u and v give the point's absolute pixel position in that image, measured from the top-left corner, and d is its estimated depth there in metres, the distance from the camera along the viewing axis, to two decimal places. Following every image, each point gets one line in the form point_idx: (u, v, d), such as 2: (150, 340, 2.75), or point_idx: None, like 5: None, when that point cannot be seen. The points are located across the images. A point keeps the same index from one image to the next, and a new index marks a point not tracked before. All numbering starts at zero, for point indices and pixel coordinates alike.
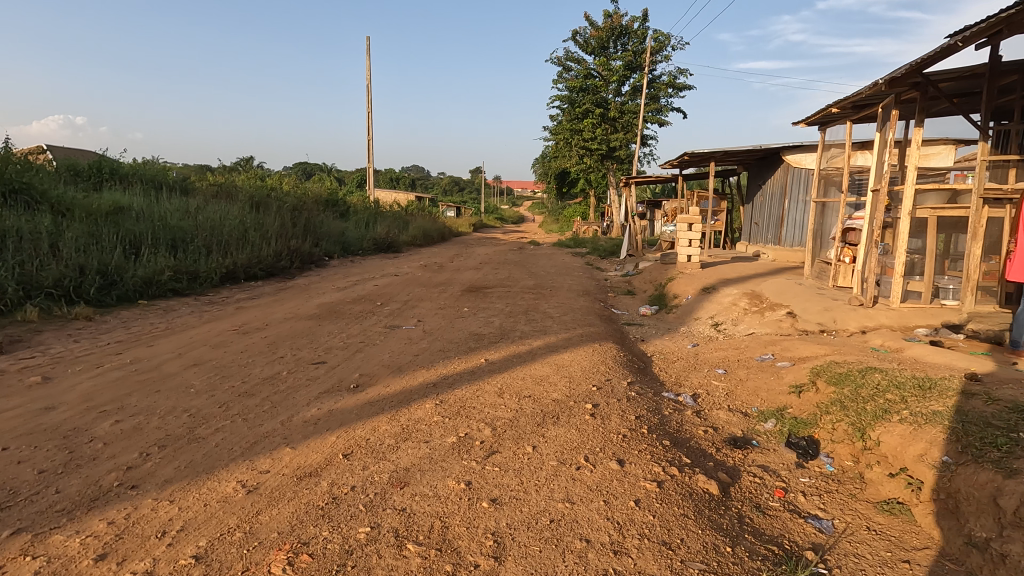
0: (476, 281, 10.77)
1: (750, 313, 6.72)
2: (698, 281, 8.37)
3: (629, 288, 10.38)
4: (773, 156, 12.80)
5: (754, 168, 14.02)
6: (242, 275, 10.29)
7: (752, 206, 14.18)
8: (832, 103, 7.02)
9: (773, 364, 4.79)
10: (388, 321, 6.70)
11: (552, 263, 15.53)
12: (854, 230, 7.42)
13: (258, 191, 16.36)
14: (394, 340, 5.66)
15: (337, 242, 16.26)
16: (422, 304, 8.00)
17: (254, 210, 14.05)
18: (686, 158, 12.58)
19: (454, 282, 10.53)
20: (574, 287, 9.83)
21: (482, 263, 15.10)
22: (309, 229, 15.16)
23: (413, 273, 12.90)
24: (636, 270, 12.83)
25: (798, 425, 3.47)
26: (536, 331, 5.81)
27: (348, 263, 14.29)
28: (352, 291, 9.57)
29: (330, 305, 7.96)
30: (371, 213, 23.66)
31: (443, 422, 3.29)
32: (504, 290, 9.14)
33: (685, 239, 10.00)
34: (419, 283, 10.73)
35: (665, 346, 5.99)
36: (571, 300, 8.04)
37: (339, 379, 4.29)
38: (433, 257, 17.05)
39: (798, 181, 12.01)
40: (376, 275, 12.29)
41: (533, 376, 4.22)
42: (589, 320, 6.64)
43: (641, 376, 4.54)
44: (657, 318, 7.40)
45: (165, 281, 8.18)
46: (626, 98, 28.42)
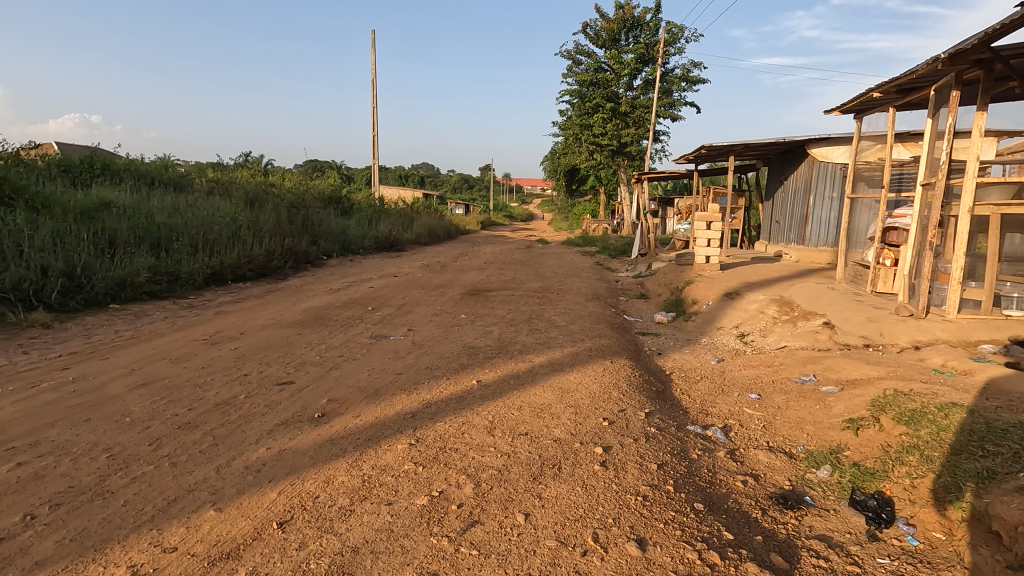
0: (479, 283, 10.10)
1: (780, 323, 5.98)
2: (719, 286, 7.62)
3: (643, 291, 9.65)
4: (797, 150, 11.99)
5: (775, 163, 13.21)
6: (230, 276, 9.68)
7: (773, 203, 13.38)
8: (873, 87, 6.25)
9: (816, 388, 4.08)
10: (376, 330, 6.05)
11: (560, 263, 14.80)
12: (896, 230, 6.65)
13: (255, 187, 15.78)
14: (377, 354, 5.00)
15: (337, 241, 15.63)
16: (417, 309, 7.34)
17: (249, 207, 13.45)
18: (704, 152, 11.81)
19: (454, 284, 9.86)
20: (583, 290, 9.12)
21: (487, 263, 14.42)
22: (307, 227, 14.54)
23: (413, 273, 12.26)
24: (650, 271, 12.10)
25: (863, 477, 2.77)
26: (539, 344, 5.13)
27: (347, 263, 13.69)
28: (345, 294, 8.93)
29: (317, 310, 7.32)
30: (374, 211, 23.06)
31: (415, 473, 2.62)
32: (508, 294, 8.45)
33: (703, 239, 9.17)
34: (418, 285, 10.08)
35: (685, 361, 5.28)
36: (580, 306, 7.34)
37: (302, 408, 3.62)
38: (437, 256, 16.41)
39: (825, 177, 11.22)
40: (374, 276, 11.68)
41: (533, 405, 3.53)
42: (599, 329, 5.95)
43: (661, 404, 3.84)
44: (674, 326, 6.69)
45: (140, 283, 7.58)
46: (638, 92, 27.59)
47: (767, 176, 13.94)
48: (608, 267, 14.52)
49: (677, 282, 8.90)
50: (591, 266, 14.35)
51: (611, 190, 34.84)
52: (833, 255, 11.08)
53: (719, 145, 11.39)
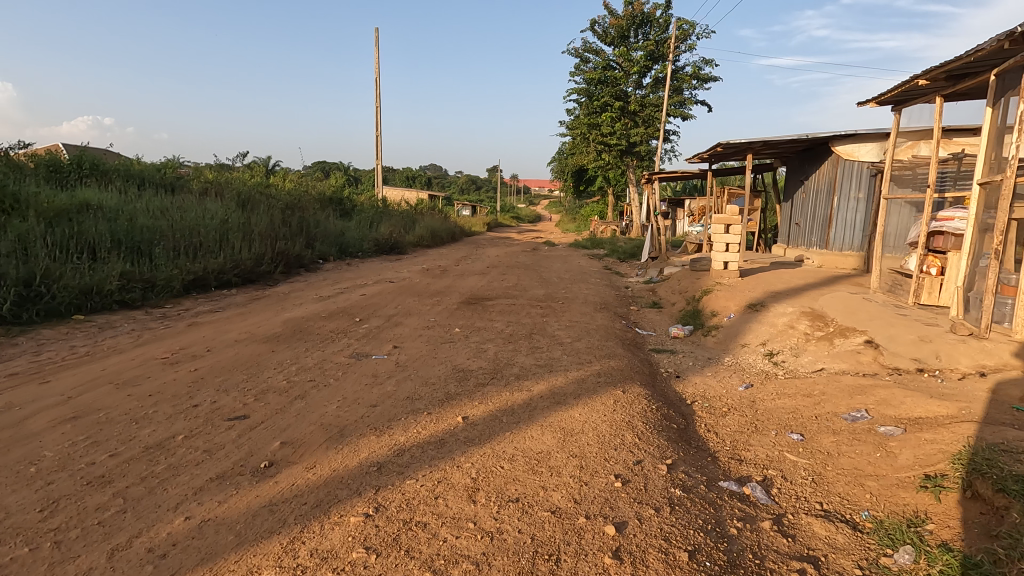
0: (479, 289, 9.46)
1: (814, 340, 5.29)
2: (740, 295, 6.93)
3: (655, 299, 8.96)
4: (819, 148, 11.27)
5: (794, 162, 12.47)
6: (213, 283, 9.08)
7: (792, 204, 12.66)
8: (919, 74, 5.55)
9: (870, 428, 3.40)
10: (359, 347, 5.43)
11: (566, 267, 14.12)
12: (942, 235, 5.95)
13: (250, 188, 15.21)
14: (353, 378, 4.35)
15: (334, 244, 15.03)
16: (407, 321, 6.70)
17: (241, 209, 12.86)
18: (720, 150, 11.10)
19: (452, 292, 9.21)
20: (591, 298, 8.45)
21: (489, 268, 13.77)
22: (303, 230, 13.94)
23: (411, 279, 11.65)
24: (661, 277, 11.39)
25: (963, 569, 2.09)
26: (539, 366, 4.48)
27: (343, 267, 13.10)
28: (334, 303, 8.31)
29: (299, 322, 6.70)
30: (376, 212, 22.46)
31: (365, 568, 1.96)
32: (508, 303, 7.80)
33: (721, 243, 8.51)
34: (414, 291, 9.46)
35: (708, 386, 4.61)
36: (587, 318, 6.67)
37: (247, 455, 2.98)
38: (438, 260, 15.78)
39: (850, 177, 10.52)
40: (369, 281, 11.07)
41: (528, 454, 2.87)
42: (609, 347, 5.28)
43: (685, 450, 3.16)
44: (693, 342, 6.01)
45: (109, 292, 6.98)
46: (647, 91, 26.86)
47: (785, 176, 13.23)
48: (616, 271, 13.82)
49: (693, 290, 8.20)
50: (598, 271, 13.66)
51: (619, 190, 34.12)
52: (858, 261, 10.39)
53: (736, 143, 10.67)
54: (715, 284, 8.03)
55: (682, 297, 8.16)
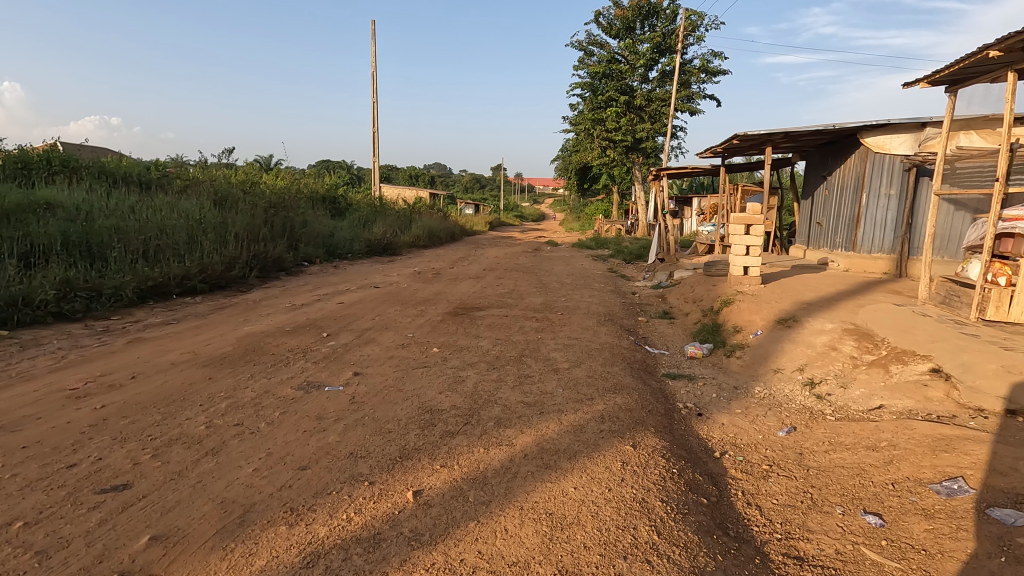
0: (470, 297, 8.56)
1: (864, 368, 4.36)
2: (767, 306, 5.99)
3: (666, 309, 8.04)
4: (845, 141, 10.31)
5: (816, 156, 11.52)
6: (175, 290, 8.22)
7: (812, 202, 11.70)
8: (990, 43, 4.61)
9: (976, 508, 2.46)
10: (315, 374, 4.53)
11: (568, 270, 13.17)
12: (1011, 237, 5.02)
13: (233, 186, 14.33)
14: (290, 422, 3.44)
15: (321, 246, 14.14)
16: (381, 338, 5.79)
17: (218, 208, 11.98)
18: (736, 142, 10.13)
19: (439, 300, 8.30)
20: (594, 308, 7.54)
21: (485, 271, 12.82)
22: (286, 230, 13.06)
23: (400, 283, 10.77)
24: (671, 281, 10.46)
25: None
26: (526, 406, 3.56)
27: (328, 270, 12.22)
28: (306, 313, 7.41)
29: (256, 339, 5.80)
30: (371, 211, 21.56)
31: None
32: (500, 314, 6.89)
33: (741, 245, 7.51)
34: (398, 299, 8.57)
35: (739, 428, 3.68)
36: (589, 335, 5.74)
37: (95, 561, 2.07)
38: (431, 262, 14.87)
39: (880, 172, 9.57)
40: (353, 287, 10.20)
41: (496, 570, 1.96)
42: (614, 375, 4.36)
43: (724, 550, 2.22)
44: (714, 366, 5.08)
45: (41, 303, 6.11)
46: (653, 85, 25.87)
47: (805, 171, 12.26)
48: (622, 274, 12.86)
49: (710, 298, 7.24)
50: (602, 274, 12.67)
51: (624, 188, 33.16)
52: (889, 264, 9.45)
53: (755, 135, 9.69)
54: (735, 292, 7.09)
55: (697, 307, 7.22)
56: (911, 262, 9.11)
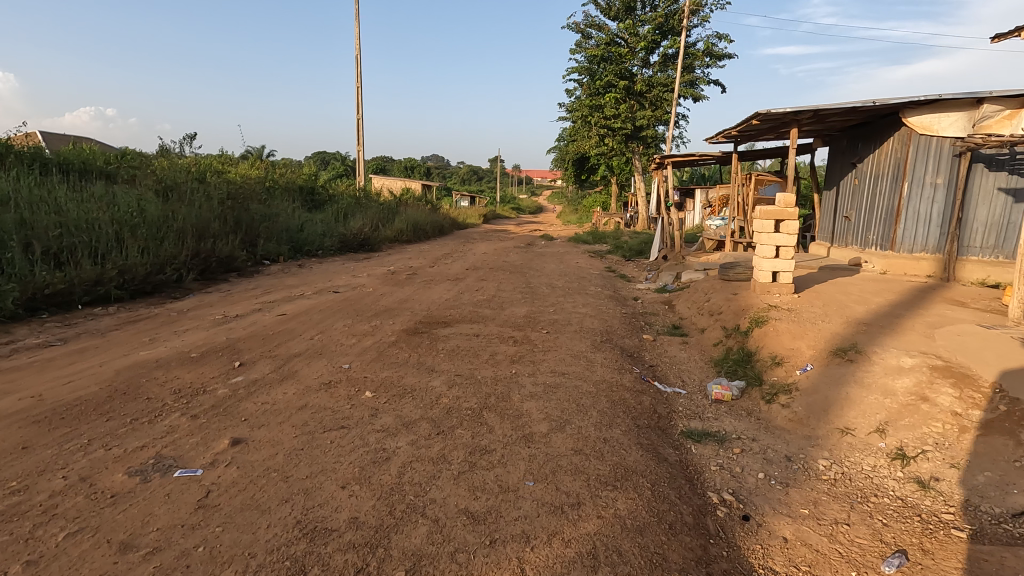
0: (439, 306, 7.15)
1: (979, 436, 2.96)
2: (813, 328, 4.57)
3: (676, 323, 6.64)
4: (881, 122, 8.88)
5: (845, 141, 10.09)
6: (82, 299, 6.79)
7: (839, 193, 10.27)
8: None
9: None
10: (179, 439, 3.11)
11: (560, 269, 11.76)
12: None
13: (188, 175, 12.82)
14: (68, 561, 2.03)
15: (286, 243, 12.66)
16: (306, 373, 4.36)
17: (162, 199, 10.49)
18: (755, 123, 8.66)
19: (402, 311, 6.86)
20: (588, 323, 6.14)
21: (468, 271, 11.39)
22: (243, 225, 11.58)
23: (365, 286, 9.35)
24: (678, 286, 9.06)
25: None
26: (469, 528, 2.16)
27: (289, 271, 10.79)
28: (232, 329, 5.98)
29: (140, 373, 4.38)
30: (352, 203, 20.05)
31: None
32: (470, 334, 5.48)
33: (770, 245, 6.09)
34: (355, 309, 7.15)
35: (816, 554, 2.28)
36: (579, 369, 4.33)
37: None
38: (411, 260, 13.43)
39: (924, 157, 8.13)
40: (309, 291, 8.77)
41: None
42: (615, 445, 2.96)
43: None
44: (752, 420, 3.67)
45: None
46: (654, 70, 24.34)
47: (829, 158, 10.84)
48: (622, 275, 11.45)
49: (731, 312, 5.83)
50: (599, 275, 11.27)
51: (623, 180, 31.66)
52: (934, 265, 8.08)
53: (779, 115, 8.22)
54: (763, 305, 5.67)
55: (717, 324, 5.79)
56: (960, 263, 7.76)
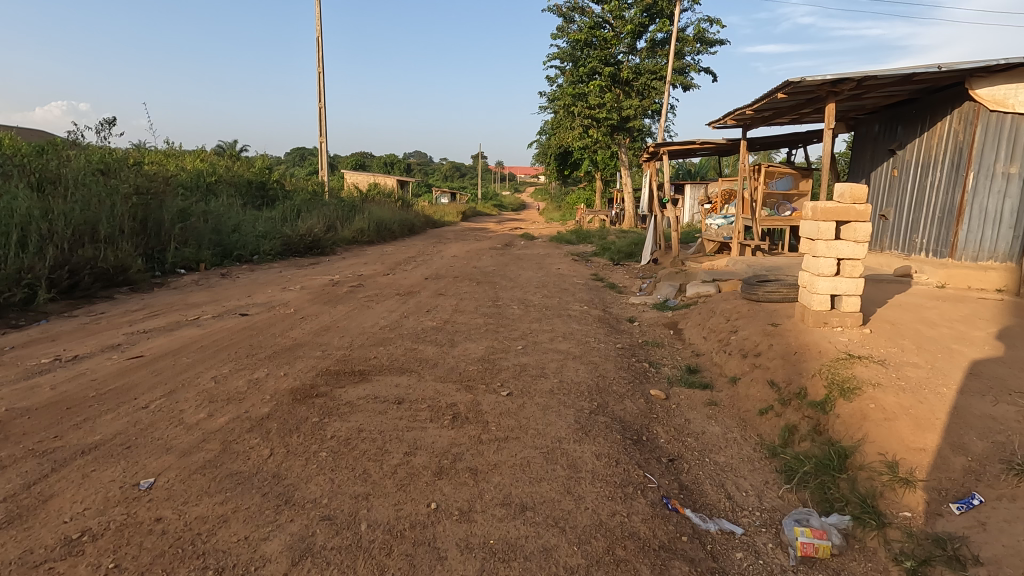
0: (368, 339, 5.20)
1: None
2: (945, 409, 2.74)
3: (693, 366, 4.78)
4: (933, 98, 7.17)
5: (882, 123, 8.33)
6: None
7: (872, 187, 8.52)
8: None
9: None
10: None
11: (538, 278, 9.88)
12: None
13: (92, 164, 10.62)
14: None
15: (210, 247, 10.56)
16: (57, 505, 2.39)
17: (38, 194, 8.33)
18: (780, 97, 6.87)
19: (311, 350, 4.90)
20: (569, 371, 4.26)
21: (426, 281, 9.44)
22: (151, 227, 9.47)
23: (288, 305, 7.37)
24: (682, 304, 7.23)
25: None
26: None
27: (204, 283, 8.73)
28: (36, 387, 3.97)
29: None
30: (309, 200, 17.95)
31: None
32: (391, 400, 3.56)
33: (829, 259, 4.25)
34: (250, 346, 5.17)
35: None
36: (554, 491, 2.44)
37: None
38: (363, 266, 11.42)
39: (995, 140, 6.38)
40: (210, 313, 6.76)
41: None
42: None
43: None
44: None
45: None
46: (641, 56, 22.56)
47: (855, 147, 9.14)
48: (611, 285, 9.61)
49: (780, 360, 3.98)
50: (584, 285, 9.41)
51: (608, 175, 29.93)
52: (1006, 278, 6.31)
53: (813, 85, 6.44)
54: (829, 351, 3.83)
55: (760, 379, 3.93)
56: None
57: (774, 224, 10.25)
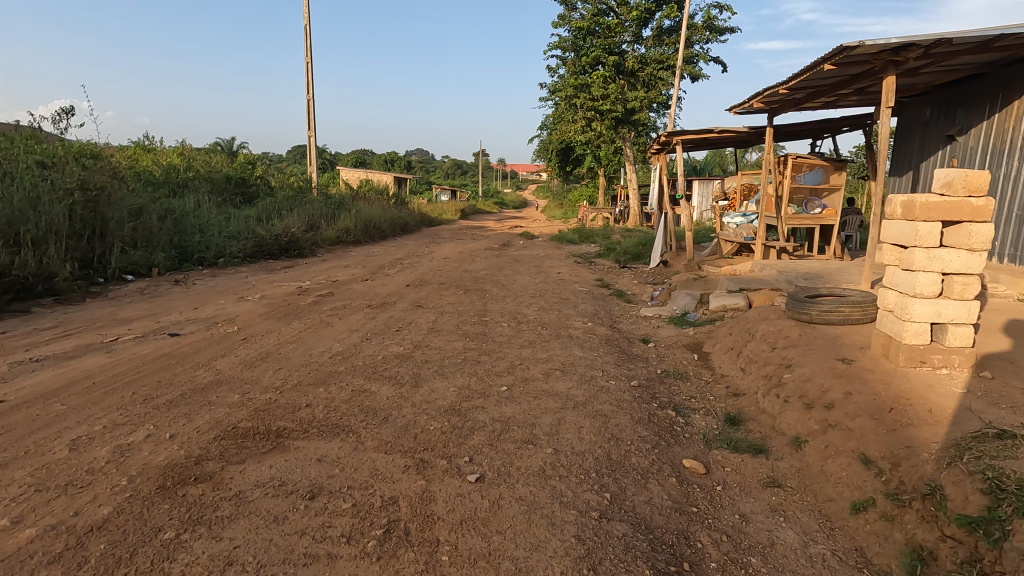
0: (310, 374, 4.02)
1: None
2: None
3: (734, 414, 3.59)
4: (1005, 74, 5.97)
5: (936, 106, 7.14)
6: None
7: (925, 180, 7.31)
8: None
9: None
10: None
11: (535, 285, 8.68)
12: None
13: (35, 155, 9.45)
14: None
15: (166, 250, 9.39)
16: None
17: None
18: (827, 69, 5.69)
19: (231, 391, 3.72)
20: (567, 429, 3.06)
21: (406, 289, 8.26)
22: (95, 228, 8.33)
23: (236, 320, 6.18)
24: (706, 320, 6.04)
25: None
26: None
27: (149, 293, 7.55)
28: None
29: None
30: (292, 198, 16.77)
31: None
32: (302, 490, 2.39)
33: (932, 275, 3.06)
34: (156, 383, 3.98)
35: None
36: None
37: None
38: (341, 271, 10.24)
39: None
40: (134, 332, 5.57)
41: None
42: None
43: None
44: None
45: None
46: (647, 45, 21.32)
47: (901, 134, 7.95)
48: (618, 292, 8.40)
49: (871, 425, 2.80)
50: (588, 293, 8.21)
51: (611, 171, 28.72)
52: None
53: (870, 53, 5.24)
54: (948, 417, 2.65)
55: (845, 452, 2.75)
56: None
57: (802, 222, 9.21)
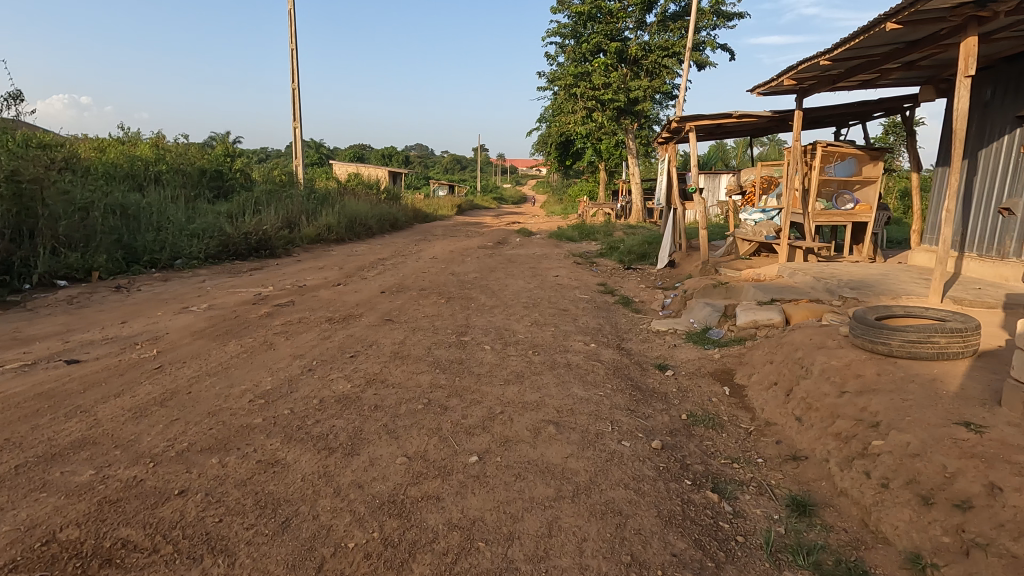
0: (211, 431, 2.92)
1: None
2: None
3: (801, 496, 2.51)
4: None
5: (1003, 82, 6.03)
6: None
7: (986, 170, 6.22)
8: None
9: None
10: None
11: (529, 291, 7.58)
12: None
13: None
14: None
15: (111, 251, 8.27)
16: None
17: None
18: (888, 30, 4.57)
19: (84, 464, 2.60)
20: (564, 547, 1.97)
21: (380, 296, 7.14)
22: (20, 227, 7.21)
23: (162, 338, 5.07)
24: (731, 340, 4.98)
25: None
26: None
27: (76, 304, 6.42)
28: None
29: None
30: (272, 192, 15.64)
31: None
32: None
33: None
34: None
35: None
36: None
37: None
38: (313, 273, 9.12)
39: None
40: (25, 358, 4.45)
41: None
42: None
43: None
44: None
45: None
46: (652, 31, 20.11)
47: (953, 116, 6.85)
48: (625, 300, 7.30)
49: None
50: (590, 302, 7.10)
51: (613, 165, 27.56)
52: None
53: (950, 6, 4.12)
54: None
55: None
56: None
57: (832, 219, 8.19)
